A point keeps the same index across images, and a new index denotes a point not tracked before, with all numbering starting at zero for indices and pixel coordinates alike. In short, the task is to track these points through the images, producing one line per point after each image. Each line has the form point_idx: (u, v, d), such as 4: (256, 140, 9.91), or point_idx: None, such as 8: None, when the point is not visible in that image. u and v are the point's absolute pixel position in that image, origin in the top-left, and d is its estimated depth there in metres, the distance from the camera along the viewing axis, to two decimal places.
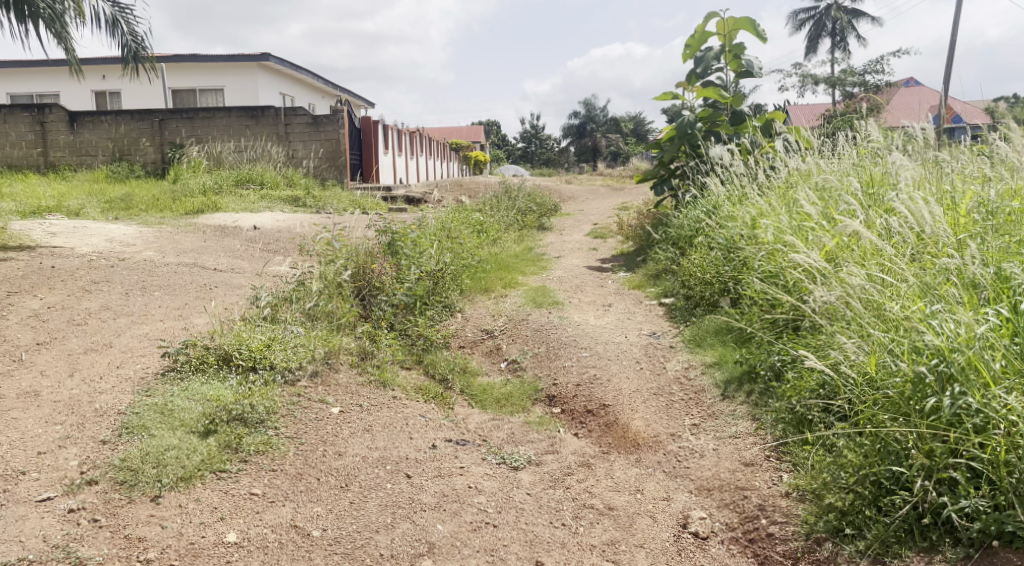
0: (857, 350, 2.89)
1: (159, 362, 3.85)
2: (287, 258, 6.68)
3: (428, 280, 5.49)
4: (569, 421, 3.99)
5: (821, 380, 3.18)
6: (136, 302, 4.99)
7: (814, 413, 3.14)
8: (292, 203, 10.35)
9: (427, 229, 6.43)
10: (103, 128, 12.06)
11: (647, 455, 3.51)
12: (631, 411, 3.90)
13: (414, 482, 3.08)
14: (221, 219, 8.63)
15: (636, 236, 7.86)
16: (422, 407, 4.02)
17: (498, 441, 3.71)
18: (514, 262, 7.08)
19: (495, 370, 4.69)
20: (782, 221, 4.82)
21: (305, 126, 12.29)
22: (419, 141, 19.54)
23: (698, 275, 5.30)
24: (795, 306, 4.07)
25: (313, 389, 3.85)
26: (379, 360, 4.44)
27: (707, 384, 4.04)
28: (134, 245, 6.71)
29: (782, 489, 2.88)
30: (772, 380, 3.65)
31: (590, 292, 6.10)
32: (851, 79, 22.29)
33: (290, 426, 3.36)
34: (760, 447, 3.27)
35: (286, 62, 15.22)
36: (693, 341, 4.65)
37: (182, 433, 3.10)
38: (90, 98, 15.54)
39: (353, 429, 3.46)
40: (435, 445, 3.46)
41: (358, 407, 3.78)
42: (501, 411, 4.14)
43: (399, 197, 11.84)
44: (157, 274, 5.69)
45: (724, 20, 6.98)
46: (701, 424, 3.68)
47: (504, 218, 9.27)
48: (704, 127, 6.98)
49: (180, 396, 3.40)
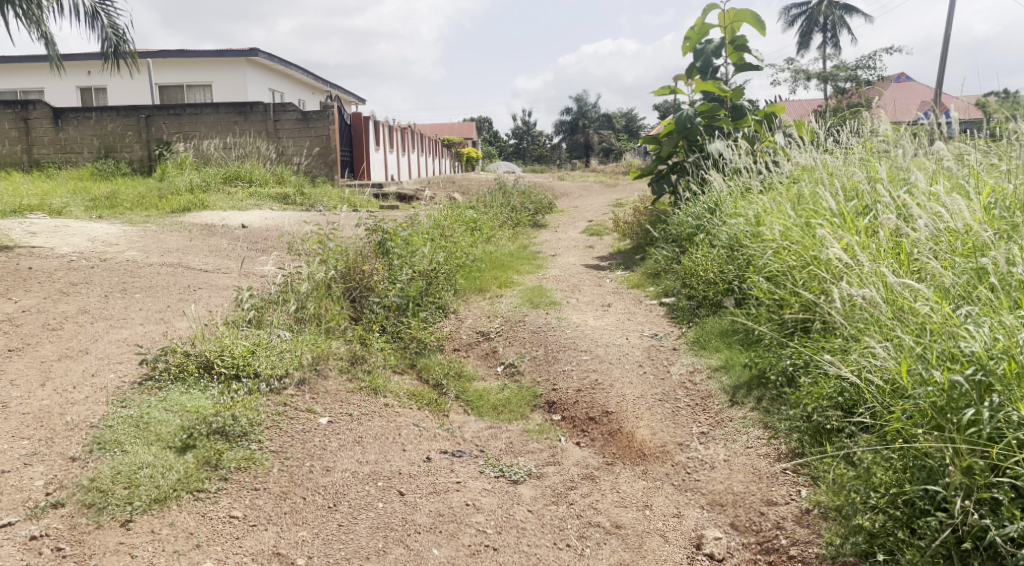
0: (884, 356, 2.73)
1: (137, 370, 3.64)
2: (275, 257, 6.46)
3: (421, 281, 5.29)
4: (570, 429, 3.79)
5: (840, 387, 3.01)
6: (116, 304, 4.77)
7: (834, 423, 2.96)
8: (281, 200, 10.13)
9: (420, 227, 6.23)
10: (88, 124, 11.78)
11: (654, 467, 3.32)
12: (636, 418, 3.70)
13: (408, 500, 2.88)
14: (208, 217, 8.40)
15: (633, 234, 7.67)
16: (415, 415, 3.82)
17: (496, 452, 3.51)
18: (509, 261, 6.89)
19: (491, 374, 4.49)
20: (790, 218, 4.65)
21: (295, 122, 12.03)
22: (410, 138, 19.34)
23: (701, 274, 5.10)
24: (807, 307, 3.90)
25: (300, 397, 3.64)
26: (370, 365, 4.24)
27: (713, 389, 3.86)
28: (117, 245, 6.48)
29: (802, 505, 2.72)
30: (784, 386, 3.48)
31: (587, 291, 5.91)
32: (842, 76, 22.17)
33: (275, 439, 3.15)
34: (773, 458, 3.10)
35: (276, 58, 14.96)
36: (697, 343, 4.47)
37: (158, 448, 2.89)
38: (75, 94, 15.26)
39: (342, 441, 3.26)
40: (430, 457, 3.27)
41: (348, 416, 3.57)
42: (498, 418, 3.94)
43: (390, 195, 11.61)
44: (139, 276, 5.47)
45: (724, 12, 6.79)
46: (710, 433, 3.49)
47: (498, 216, 9.07)
48: (704, 121, 6.78)
49: (157, 408, 3.19)
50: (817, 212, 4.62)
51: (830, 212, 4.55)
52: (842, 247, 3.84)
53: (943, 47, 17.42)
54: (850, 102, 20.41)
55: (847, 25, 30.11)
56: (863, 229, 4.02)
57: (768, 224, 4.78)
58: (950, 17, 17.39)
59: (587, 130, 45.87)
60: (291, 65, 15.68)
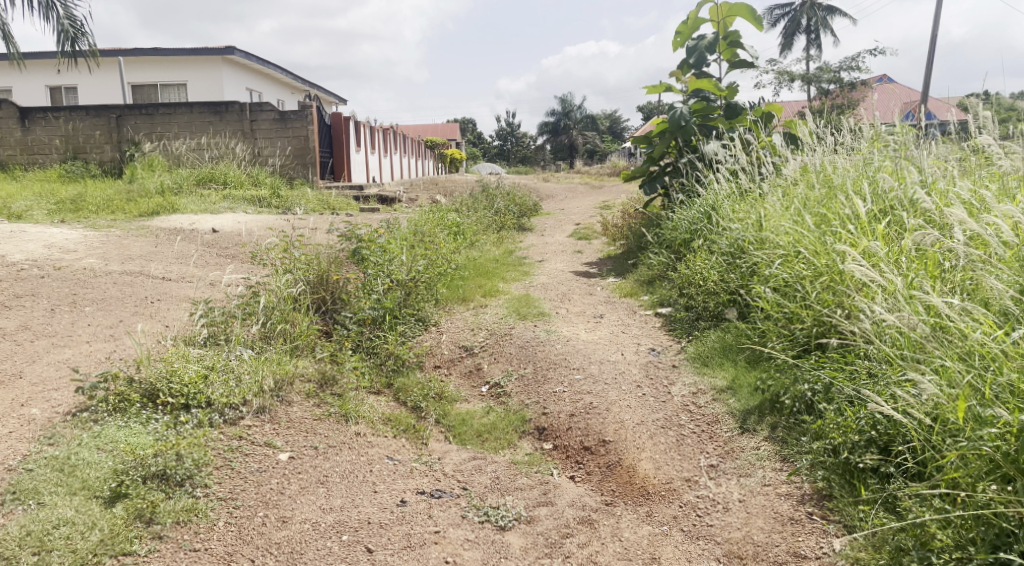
0: (933, 389, 2.41)
1: (74, 398, 3.20)
2: (245, 266, 6.02)
3: (399, 291, 4.87)
4: (563, 461, 3.39)
5: (874, 420, 2.65)
6: (61, 320, 4.31)
7: (866, 463, 2.60)
8: (256, 203, 9.65)
9: (397, 233, 5.80)
10: (55, 124, 11.25)
11: (660, 509, 2.93)
12: (637, 449, 3.30)
13: (376, 559, 2.52)
14: (177, 221, 7.93)
15: (625, 239, 7.28)
16: (390, 446, 3.41)
17: (480, 489, 3.11)
18: (494, 267, 6.48)
19: (475, 395, 4.08)
20: (797, 223, 4.29)
21: (271, 122, 11.56)
22: (392, 139, 18.90)
23: (700, 283, 4.71)
24: (822, 322, 3.54)
25: (259, 429, 3.22)
26: (342, 387, 3.82)
27: (720, 413, 3.48)
28: (75, 251, 6.01)
29: (837, 562, 2.40)
30: (803, 414, 3.09)
31: (578, 301, 5.51)
32: (827, 76, 21.90)
33: (225, 483, 2.76)
34: (797, 498, 2.73)
35: (253, 57, 14.45)
36: (699, 360, 4.09)
37: (82, 500, 2.50)
38: (44, 94, 14.73)
39: (303, 484, 2.86)
40: (404, 500, 2.88)
41: (312, 450, 3.16)
42: (483, 447, 3.54)
43: (371, 196, 11.16)
44: (94, 286, 5.01)
45: (719, 6, 6.44)
46: (720, 466, 3.11)
47: (482, 220, 8.66)
48: (698, 121, 6.40)
49: (88, 447, 2.77)
50: (829, 218, 4.28)
51: (842, 217, 4.21)
52: (863, 257, 3.49)
53: (929, 49, 17.16)
54: (837, 103, 20.10)
55: (830, 27, 29.93)
56: (883, 236, 3.68)
57: (773, 229, 4.42)
58: (937, 17, 17.10)
59: (571, 131, 45.48)
60: (267, 64, 15.18)
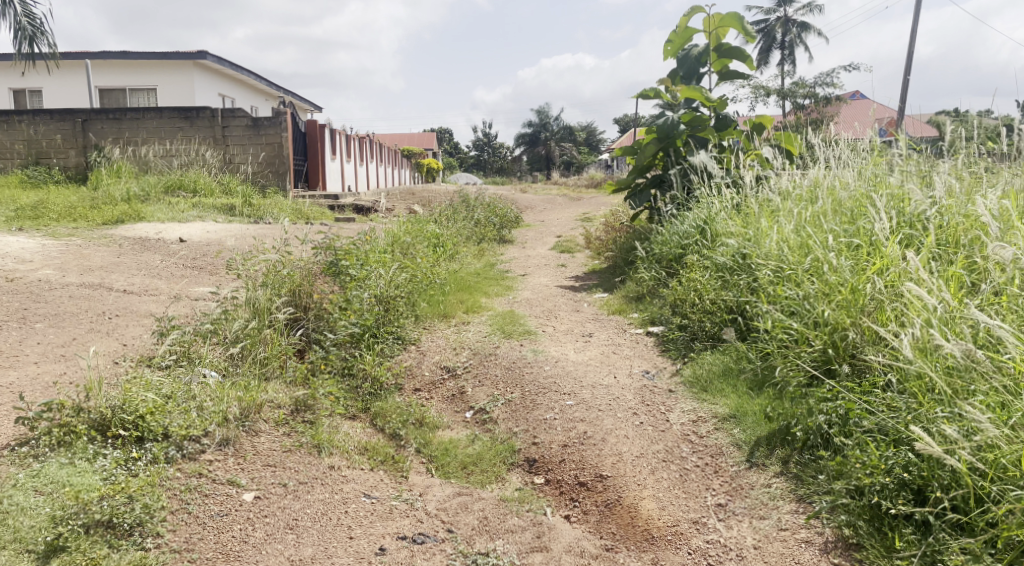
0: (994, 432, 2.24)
1: (13, 429, 2.85)
2: (212, 278, 5.66)
3: (378, 308, 4.56)
4: (557, 498, 3.11)
5: (906, 461, 2.45)
6: (7, 338, 3.94)
7: (901, 510, 2.40)
8: (227, 212, 9.26)
9: (374, 245, 5.50)
10: (17, 129, 10.80)
11: (666, 556, 2.68)
12: (638, 486, 3.02)
13: None
14: (143, 230, 7.55)
15: (611, 252, 7.01)
16: (367, 480, 3.11)
17: (467, 532, 2.83)
18: (475, 281, 6.18)
19: (459, 422, 3.77)
20: (802, 241, 4.06)
21: (244, 129, 11.18)
22: (369, 148, 18.54)
23: (695, 301, 4.43)
24: (832, 345, 3.29)
25: (222, 465, 2.89)
26: (315, 414, 3.50)
27: (725, 444, 3.20)
28: (30, 262, 5.63)
29: None
30: (820, 450, 2.83)
31: (565, 319, 5.23)
32: (801, 93, 21.94)
33: (181, 530, 2.53)
34: (819, 550, 2.50)
35: (226, 61, 14.05)
36: (697, 384, 3.80)
37: (10, 557, 2.25)
38: (8, 96, 14.22)
39: (269, 530, 2.63)
40: (383, 548, 2.64)
41: (281, 489, 2.86)
42: (468, 481, 3.25)
43: (347, 205, 10.82)
44: (49, 300, 4.63)
45: (709, 17, 6.21)
46: (729, 505, 2.85)
47: (462, 231, 8.35)
48: (687, 132, 6.14)
49: (23, 489, 2.48)
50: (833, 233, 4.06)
51: (849, 232, 3.99)
52: (885, 276, 3.28)
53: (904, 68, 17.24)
54: (812, 118, 20.09)
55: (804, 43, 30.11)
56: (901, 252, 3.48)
57: (775, 245, 4.17)
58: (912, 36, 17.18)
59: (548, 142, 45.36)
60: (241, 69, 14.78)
